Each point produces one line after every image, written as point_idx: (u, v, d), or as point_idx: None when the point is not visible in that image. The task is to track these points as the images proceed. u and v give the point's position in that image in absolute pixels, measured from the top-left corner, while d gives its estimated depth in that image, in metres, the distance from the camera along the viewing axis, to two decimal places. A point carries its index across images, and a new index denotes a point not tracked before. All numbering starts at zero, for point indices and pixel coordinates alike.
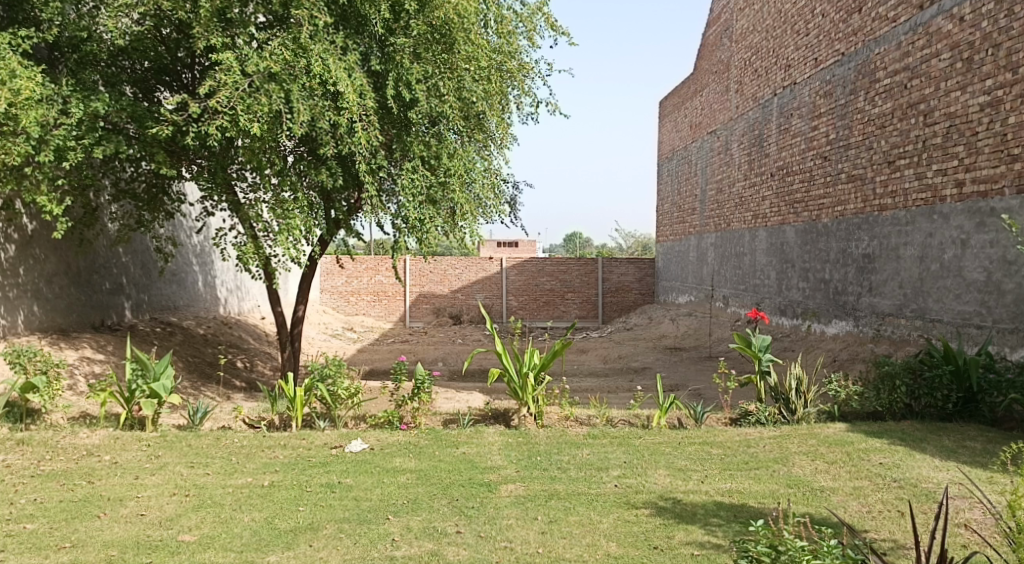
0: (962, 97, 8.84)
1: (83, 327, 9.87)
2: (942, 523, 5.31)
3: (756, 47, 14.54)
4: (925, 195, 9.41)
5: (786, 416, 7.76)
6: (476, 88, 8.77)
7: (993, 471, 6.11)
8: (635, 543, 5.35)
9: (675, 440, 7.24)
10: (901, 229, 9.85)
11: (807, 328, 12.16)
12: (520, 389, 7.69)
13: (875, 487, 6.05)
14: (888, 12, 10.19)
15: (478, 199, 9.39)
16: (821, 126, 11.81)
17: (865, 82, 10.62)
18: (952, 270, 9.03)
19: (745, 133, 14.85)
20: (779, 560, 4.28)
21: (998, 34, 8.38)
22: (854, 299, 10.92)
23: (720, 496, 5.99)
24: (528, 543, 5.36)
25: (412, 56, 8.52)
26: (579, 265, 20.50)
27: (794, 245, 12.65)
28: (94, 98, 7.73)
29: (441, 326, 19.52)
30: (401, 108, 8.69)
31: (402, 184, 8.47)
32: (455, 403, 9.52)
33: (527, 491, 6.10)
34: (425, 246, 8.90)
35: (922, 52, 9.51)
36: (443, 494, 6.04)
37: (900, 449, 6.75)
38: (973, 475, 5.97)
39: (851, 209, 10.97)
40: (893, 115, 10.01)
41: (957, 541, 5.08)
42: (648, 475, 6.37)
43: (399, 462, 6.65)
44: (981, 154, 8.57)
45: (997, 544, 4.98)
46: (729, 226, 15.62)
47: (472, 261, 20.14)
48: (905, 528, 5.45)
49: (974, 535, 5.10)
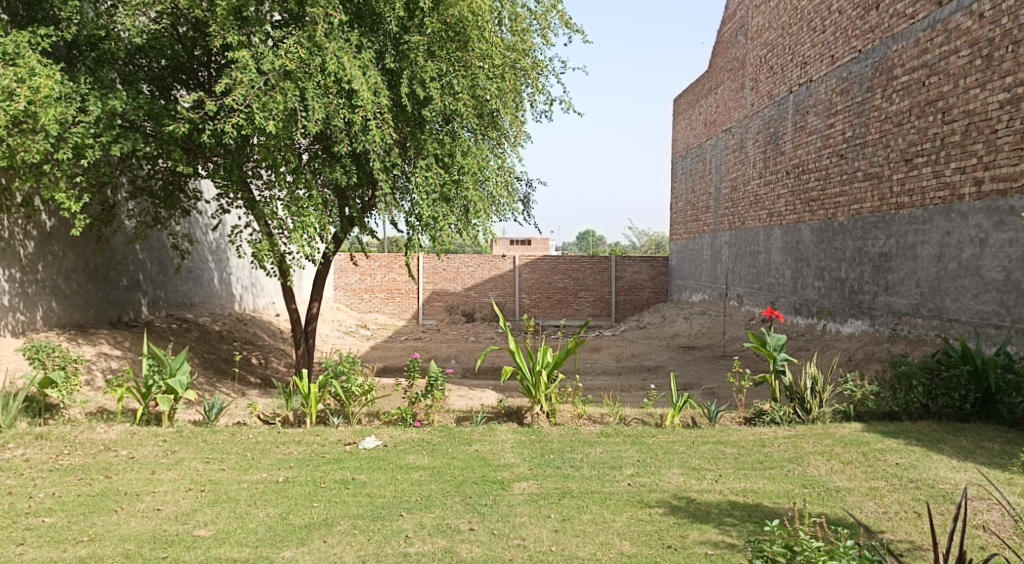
0: (981, 94, 8.77)
1: (100, 323, 9.93)
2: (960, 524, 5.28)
3: (772, 44, 14.49)
4: (943, 194, 9.35)
5: (801, 415, 7.74)
6: (489, 86, 8.76)
7: (1012, 474, 6.06)
8: (649, 541, 5.34)
9: (688, 439, 7.23)
10: (918, 228, 9.79)
11: (822, 328, 12.11)
12: (533, 386, 7.68)
13: (891, 488, 6.02)
14: (906, 9, 10.12)
15: (492, 197, 9.40)
16: (837, 124, 11.76)
17: (883, 80, 10.56)
18: (970, 269, 8.97)
19: (761, 132, 14.80)
20: (795, 561, 4.26)
21: (1018, 30, 8.31)
22: (870, 299, 10.86)
23: (734, 495, 5.97)
24: (541, 540, 5.36)
25: (427, 54, 8.51)
26: (592, 263, 20.49)
27: (809, 244, 12.60)
28: (112, 96, 7.76)
29: (454, 324, 19.55)
30: (415, 106, 8.69)
31: (416, 182, 8.46)
32: (469, 400, 9.54)
33: (540, 489, 6.10)
34: (439, 244, 8.90)
35: (940, 49, 9.45)
36: (457, 492, 6.05)
37: (917, 449, 6.71)
38: (991, 477, 5.93)
39: (867, 208, 10.91)
40: (910, 113, 9.94)
41: (975, 543, 5.05)
42: (661, 474, 6.36)
43: (412, 459, 6.66)
44: (1000, 152, 8.51)
45: (1015, 546, 4.94)
46: (743, 225, 15.58)
47: (486, 259, 20.16)
48: (921, 530, 5.42)
49: (991, 536, 5.06)
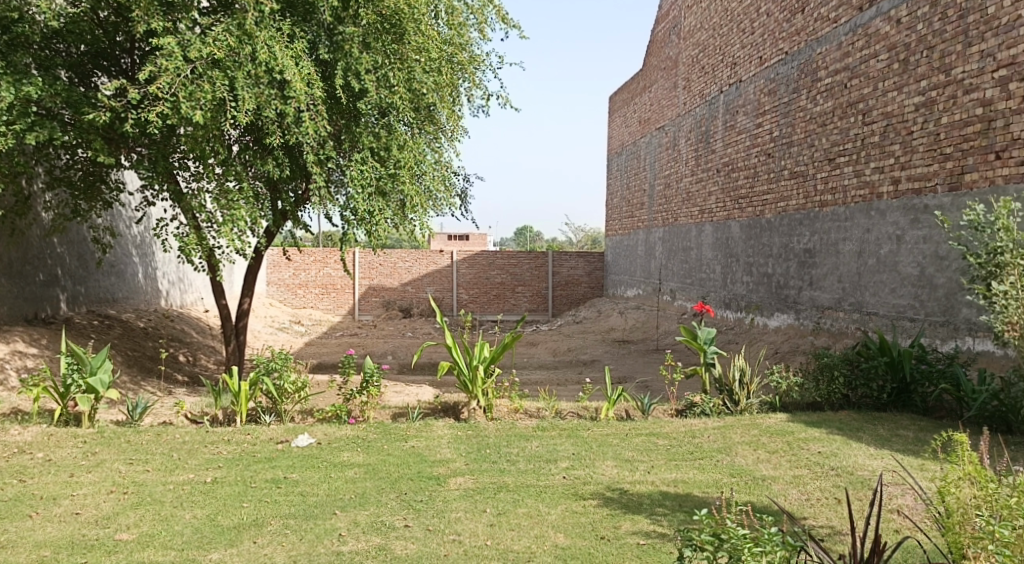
0: (898, 97, 9.12)
1: (15, 320, 9.65)
2: (876, 509, 5.52)
3: (703, 45, 14.79)
4: (863, 192, 9.70)
5: (729, 407, 7.97)
6: (426, 81, 8.80)
7: (929, 459, 6.35)
8: (582, 533, 5.46)
9: (622, 431, 7.39)
10: (840, 225, 10.14)
11: (750, 321, 12.44)
12: (470, 382, 7.74)
13: (814, 475, 6.25)
14: (829, 13, 10.45)
15: (429, 192, 9.47)
16: (765, 124, 12.08)
17: (807, 81, 10.89)
18: (888, 265, 9.31)
19: (692, 130, 15.10)
20: (721, 549, 4.38)
21: (931, 37, 8.67)
22: (795, 293, 11.20)
23: (665, 486, 6.14)
24: (476, 535, 5.44)
25: (362, 45, 8.48)
26: (529, 258, 20.65)
27: (738, 240, 12.92)
28: (26, 81, 7.52)
29: (390, 320, 19.50)
30: (350, 99, 8.69)
31: (350, 176, 8.45)
32: (403, 397, 9.59)
33: (476, 484, 6.18)
34: (375, 238, 8.90)
35: (860, 53, 9.79)
36: (392, 488, 6.10)
37: (837, 438, 6.98)
38: (905, 463, 6.21)
39: (793, 205, 11.23)
40: (833, 114, 10.28)
41: (891, 526, 5.28)
42: (595, 467, 6.50)
43: (346, 457, 6.68)
44: (916, 153, 8.86)
45: (927, 528, 5.19)
46: (676, 221, 15.88)
47: (422, 254, 20.15)
48: (841, 515, 5.64)
49: (905, 520, 5.31)
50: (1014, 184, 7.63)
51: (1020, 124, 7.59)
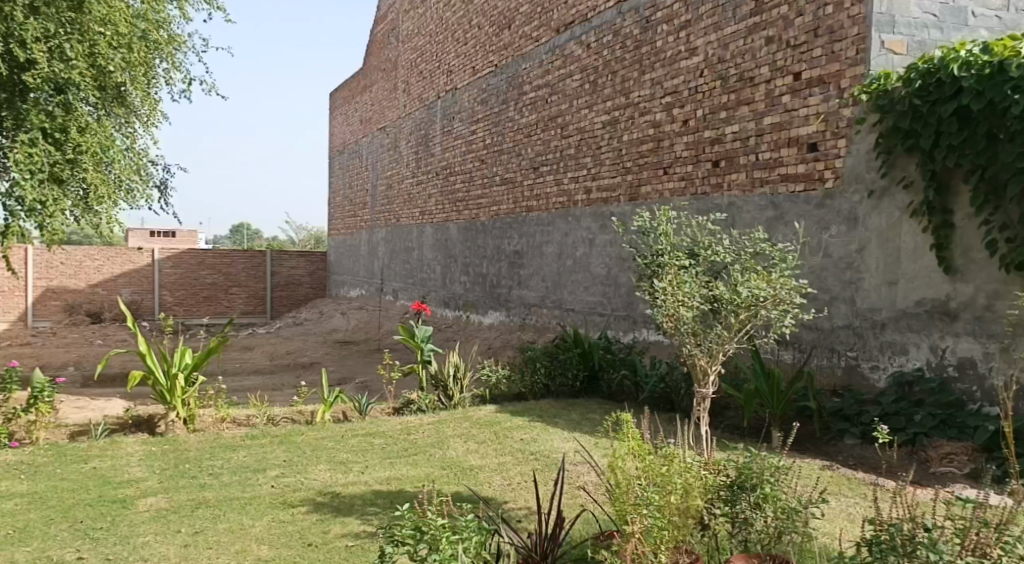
0: (589, 114, 10.04)
1: None
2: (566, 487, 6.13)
3: (420, 50, 15.22)
4: (562, 199, 10.56)
5: (445, 402, 8.36)
6: (112, 57, 8.37)
7: (603, 438, 7.14)
8: (289, 543, 5.50)
9: (338, 434, 7.55)
10: (544, 229, 10.95)
11: (467, 319, 13.08)
12: (168, 392, 7.53)
13: (515, 461, 6.81)
14: (531, 32, 11.26)
15: (119, 182, 9.00)
16: (479, 131, 12.72)
17: (514, 94, 11.65)
18: (582, 266, 10.21)
19: (412, 133, 15.52)
20: (422, 541, 4.38)
21: (614, 62, 9.65)
22: (506, 292, 11.94)
23: (377, 485, 6.39)
24: (167, 558, 5.30)
25: (29, 11, 7.78)
26: (244, 257, 20.12)
27: (456, 242, 13.49)
28: None
29: (74, 326, 17.88)
30: (14, 69, 7.88)
31: (15, 158, 7.55)
32: (88, 412, 9.06)
33: (170, 503, 6.05)
34: (50, 232, 8.07)
35: (558, 72, 10.67)
36: (64, 518, 5.79)
37: (537, 425, 7.63)
38: (590, 444, 6.94)
39: (504, 209, 11.95)
40: (537, 126, 11.09)
41: (578, 501, 5.90)
42: (307, 472, 6.61)
43: (7, 486, 6.27)
44: (603, 166, 9.81)
45: (602, 499, 5.87)
46: (398, 222, 16.21)
47: (116, 253, 18.75)
48: (537, 496, 6.20)
49: (589, 495, 5.95)
50: (678, 197, 8.76)
51: (681, 145, 8.73)
